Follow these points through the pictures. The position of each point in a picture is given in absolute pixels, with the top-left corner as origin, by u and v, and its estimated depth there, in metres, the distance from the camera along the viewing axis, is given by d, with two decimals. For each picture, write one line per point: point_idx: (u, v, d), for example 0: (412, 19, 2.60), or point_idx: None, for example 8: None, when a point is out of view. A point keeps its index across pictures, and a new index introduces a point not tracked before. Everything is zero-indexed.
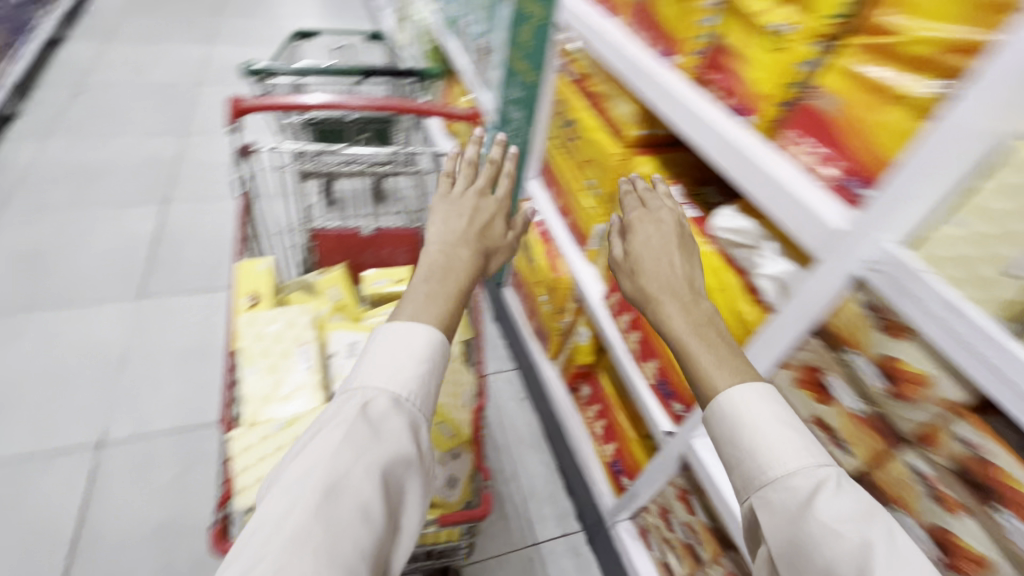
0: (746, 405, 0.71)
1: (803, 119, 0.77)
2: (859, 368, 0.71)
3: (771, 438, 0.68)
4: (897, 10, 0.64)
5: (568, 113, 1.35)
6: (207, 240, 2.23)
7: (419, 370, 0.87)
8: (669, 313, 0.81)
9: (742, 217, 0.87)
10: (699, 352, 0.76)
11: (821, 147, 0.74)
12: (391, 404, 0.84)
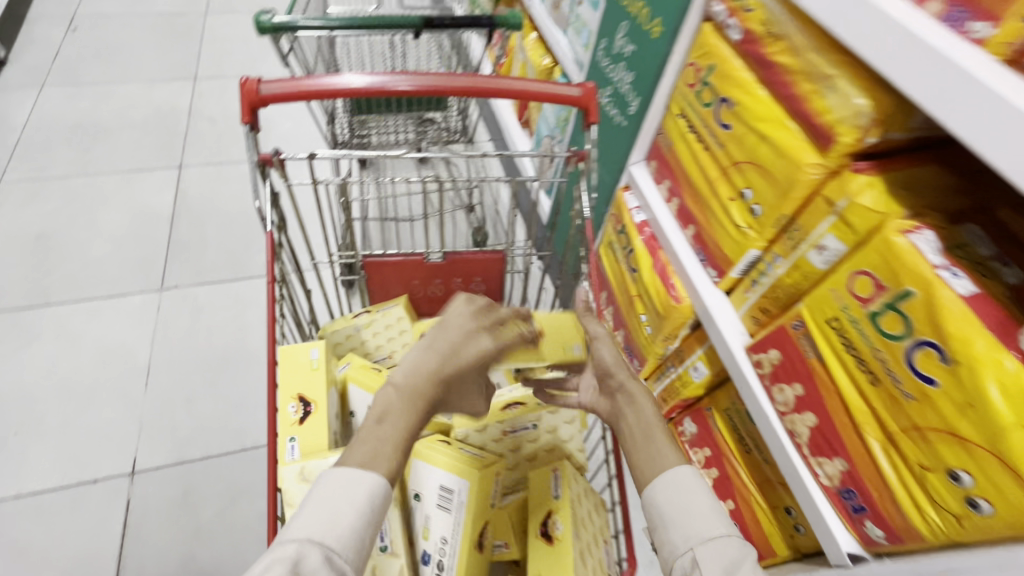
0: (667, 487, 0.65)
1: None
2: None
3: (705, 505, 0.63)
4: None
5: (718, 86, 0.92)
6: (233, 215, 1.92)
7: (349, 509, 0.56)
8: (632, 408, 0.73)
9: None
10: (654, 437, 0.70)
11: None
12: (319, 551, 0.53)
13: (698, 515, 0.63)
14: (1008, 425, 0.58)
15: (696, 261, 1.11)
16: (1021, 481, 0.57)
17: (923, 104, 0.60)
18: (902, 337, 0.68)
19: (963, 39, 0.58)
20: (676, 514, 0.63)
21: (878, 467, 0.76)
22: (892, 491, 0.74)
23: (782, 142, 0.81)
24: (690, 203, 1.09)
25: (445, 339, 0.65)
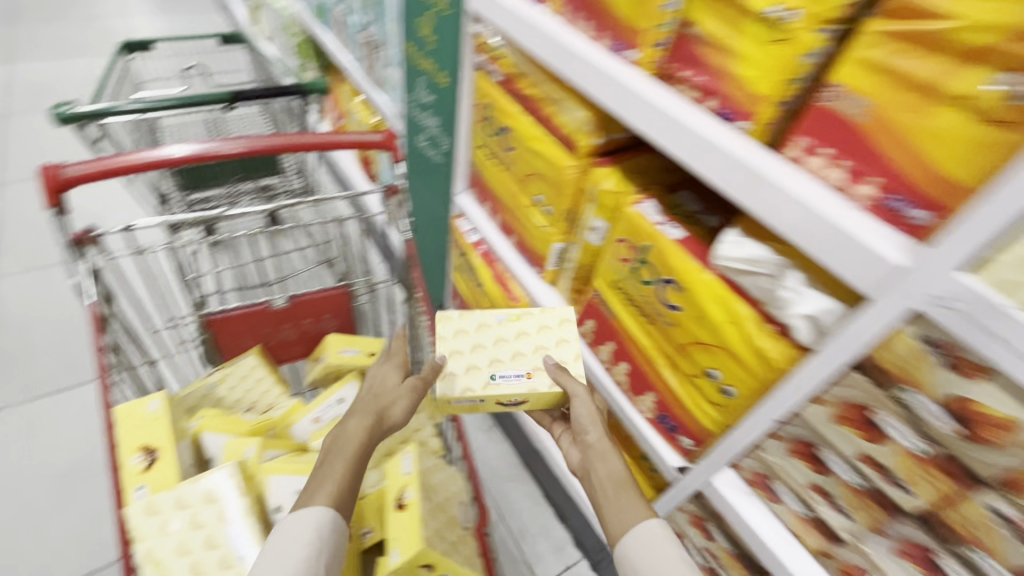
0: (643, 536, 0.76)
1: (812, 124, 0.64)
2: (917, 411, 0.62)
3: (669, 547, 0.74)
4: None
5: (498, 119, 1.13)
6: (63, 319, 1.77)
7: (302, 552, 0.68)
8: (600, 466, 0.87)
9: (732, 239, 0.74)
10: (622, 492, 0.83)
11: (848, 160, 0.61)
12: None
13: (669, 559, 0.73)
14: (718, 322, 0.79)
15: (524, 263, 1.29)
16: (741, 360, 0.78)
17: (618, 110, 0.83)
18: (653, 281, 0.89)
19: (625, 63, 0.82)
20: (642, 557, 0.74)
21: (670, 388, 0.96)
22: (681, 403, 0.94)
23: (546, 152, 1.01)
24: (507, 216, 1.28)
25: (387, 395, 0.89)
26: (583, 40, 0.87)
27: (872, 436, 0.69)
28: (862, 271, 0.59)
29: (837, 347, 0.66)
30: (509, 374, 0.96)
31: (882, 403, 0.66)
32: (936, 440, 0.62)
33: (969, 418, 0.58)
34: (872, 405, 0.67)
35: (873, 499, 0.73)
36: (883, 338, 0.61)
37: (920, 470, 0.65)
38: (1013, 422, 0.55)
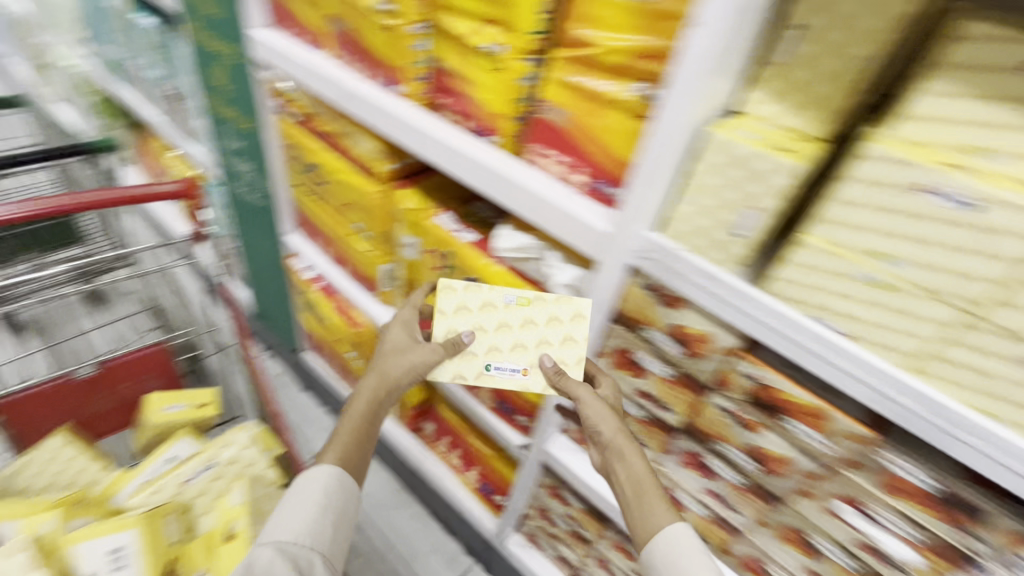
0: (665, 546, 0.70)
1: (540, 133, 0.79)
2: (655, 342, 0.80)
3: (703, 565, 0.68)
4: (583, 24, 0.69)
5: (306, 156, 1.18)
6: None
7: (315, 509, 0.75)
8: (620, 468, 0.77)
9: (505, 233, 0.88)
10: (648, 497, 0.74)
11: (565, 158, 0.77)
12: (279, 550, 0.70)
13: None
14: None
15: (362, 291, 1.34)
16: None
17: (395, 135, 0.93)
18: (461, 283, 1.01)
19: (393, 95, 0.93)
20: (667, 567, 0.69)
21: None
22: None
23: (351, 181, 1.09)
24: (337, 248, 1.33)
25: (398, 351, 0.87)
26: (357, 78, 0.97)
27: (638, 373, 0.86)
28: (581, 237, 0.75)
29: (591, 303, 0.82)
30: (505, 365, 0.84)
31: (636, 343, 0.83)
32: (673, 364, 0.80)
33: (685, 340, 0.76)
34: (630, 347, 0.84)
35: (654, 425, 0.91)
36: (619, 290, 0.78)
37: (671, 392, 0.83)
38: (706, 335, 0.74)
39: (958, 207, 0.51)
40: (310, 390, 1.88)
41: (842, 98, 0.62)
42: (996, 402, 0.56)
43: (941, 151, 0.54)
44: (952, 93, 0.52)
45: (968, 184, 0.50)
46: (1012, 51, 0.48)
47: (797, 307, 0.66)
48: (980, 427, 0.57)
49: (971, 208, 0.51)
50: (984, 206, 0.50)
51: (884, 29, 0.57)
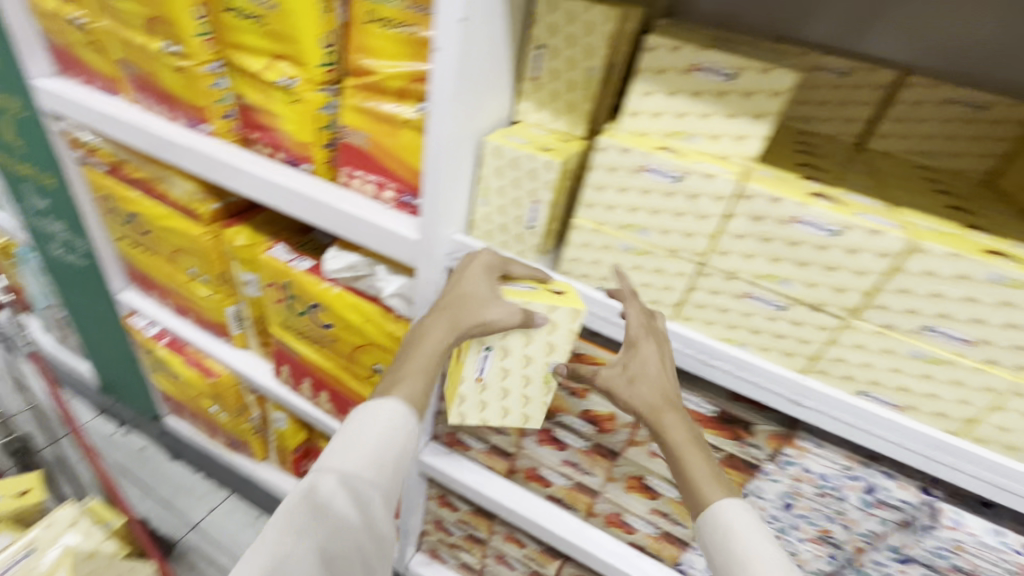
0: (718, 528, 0.58)
1: (346, 157, 0.84)
2: None
3: (767, 551, 0.55)
4: (364, 55, 0.76)
5: (123, 207, 1.12)
6: None
7: (373, 445, 0.64)
8: (675, 439, 0.64)
9: (335, 254, 0.91)
10: (697, 472, 0.62)
11: (372, 177, 0.83)
12: (335, 489, 0.63)
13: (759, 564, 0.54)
14: (357, 324, 0.96)
15: (215, 338, 1.28)
16: (384, 346, 0.96)
17: (206, 173, 0.93)
18: (306, 310, 1.01)
19: (197, 133, 0.93)
20: (726, 551, 0.57)
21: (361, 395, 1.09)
22: None
23: (175, 226, 1.05)
24: (177, 299, 1.26)
25: (471, 297, 0.69)
26: (158, 120, 0.95)
27: None
28: (393, 247, 0.80)
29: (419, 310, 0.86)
30: (478, 367, 0.72)
31: None
32: None
33: None
34: None
35: None
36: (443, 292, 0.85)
37: None
38: None
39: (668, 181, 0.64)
40: (180, 458, 1.73)
41: (586, 105, 0.75)
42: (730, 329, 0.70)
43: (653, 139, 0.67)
44: (649, 94, 0.66)
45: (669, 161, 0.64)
46: (679, 56, 0.62)
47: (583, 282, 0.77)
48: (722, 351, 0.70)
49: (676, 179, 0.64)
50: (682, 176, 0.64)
51: (603, 47, 0.70)
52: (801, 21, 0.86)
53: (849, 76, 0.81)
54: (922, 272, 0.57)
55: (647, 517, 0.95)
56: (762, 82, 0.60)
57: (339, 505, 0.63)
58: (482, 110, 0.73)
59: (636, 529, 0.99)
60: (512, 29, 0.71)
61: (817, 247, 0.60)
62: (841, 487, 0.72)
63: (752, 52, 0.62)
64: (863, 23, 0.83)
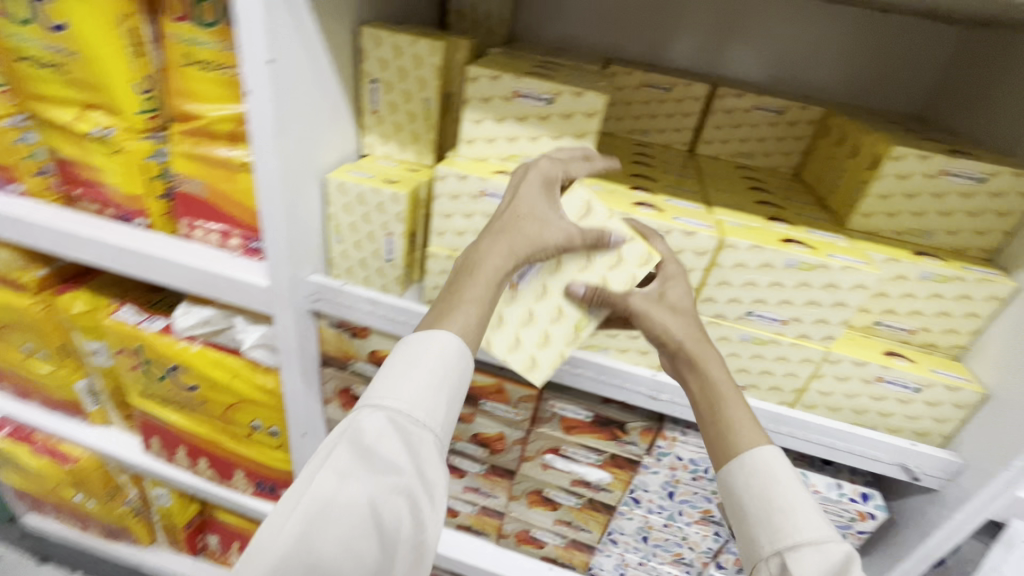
0: (756, 478, 0.55)
1: (184, 207, 0.78)
2: (361, 373, 0.85)
3: (802, 502, 0.53)
4: (186, 99, 0.72)
5: None
6: None
7: (428, 376, 0.54)
8: (706, 379, 0.59)
9: (186, 310, 0.84)
10: (733, 405, 0.58)
11: (214, 225, 0.78)
12: (385, 427, 0.52)
13: (796, 518, 0.52)
14: (222, 381, 0.89)
15: (67, 418, 1.13)
16: (257, 400, 0.90)
17: (19, 238, 0.82)
18: (165, 373, 0.93)
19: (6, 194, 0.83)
20: (762, 503, 0.54)
21: (242, 455, 1.01)
22: (257, 463, 1.00)
23: None
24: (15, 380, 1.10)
25: (532, 217, 0.57)
26: None
27: None
28: (242, 294, 0.75)
29: (286, 356, 0.82)
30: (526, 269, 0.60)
31: (349, 378, 0.87)
32: None
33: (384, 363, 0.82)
34: (347, 383, 0.88)
35: None
36: (309, 334, 0.81)
37: None
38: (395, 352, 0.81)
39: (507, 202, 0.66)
40: (46, 561, 1.49)
41: (429, 135, 0.76)
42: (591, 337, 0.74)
43: (493, 163, 0.69)
44: (482, 120, 0.68)
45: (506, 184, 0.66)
46: (500, 84, 0.65)
47: None
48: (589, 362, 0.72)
49: None
50: None
51: (436, 78, 0.72)
52: (658, 48, 1.00)
53: (671, 91, 0.89)
54: (735, 264, 0.63)
55: (553, 528, 0.96)
56: (577, 105, 0.64)
57: (387, 450, 0.52)
58: (319, 148, 0.71)
59: (545, 541, 0.99)
60: (342, 66, 0.71)
61: None
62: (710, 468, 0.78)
63: (567, 78, 0.66)
64: (714, 45, 0.97)
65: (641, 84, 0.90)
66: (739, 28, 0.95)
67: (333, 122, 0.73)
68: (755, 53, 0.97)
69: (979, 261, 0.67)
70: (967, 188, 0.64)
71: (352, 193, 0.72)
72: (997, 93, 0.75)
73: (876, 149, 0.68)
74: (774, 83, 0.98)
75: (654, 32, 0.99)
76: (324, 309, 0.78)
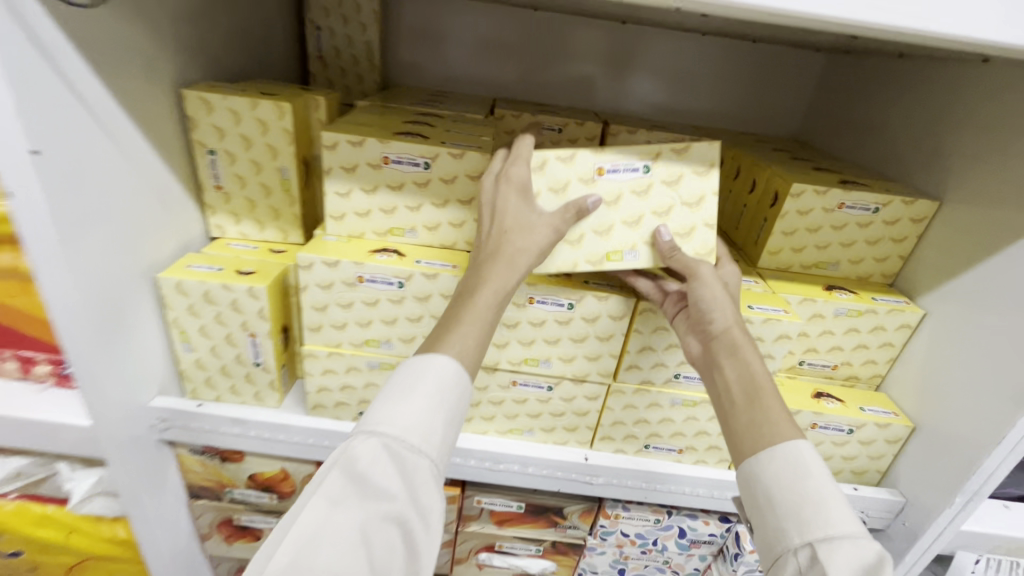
0: (782, 463, 0.44)
1: None
2: (241, 500, 0.69)
3: (841, 498, 0.42)
4: None
5: None
6: None
7: (430, 396, 0.44)
8: (747, 367, 0.50)
9: None
10: (767, 400, 0.48)
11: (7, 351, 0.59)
12: (382, 450, 0.41)
13: (833, 510, 0.41)
14: (53, 542, 0.69)
15: None
16: (107, 557, 0.71)
17: None
18: None
19: None
20: (789, 491, 0.43)
21: None
22: None
23: None
24: None
25: (523, 223, 0.50)
26: None
27: (249, 535, 0.73)
28: (57, 438, 0.58)
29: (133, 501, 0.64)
30: (623, 163, 0.53)
31: (227, 508, 0.70)
32: (274, 509, 0.71)
33: (269, 486, 0.67)
34: (225, 514, 0.71)
35: None
36: (163, 468, 0.64)
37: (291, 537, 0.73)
38: (279, 471, 0.66)
39: (391, 287, 0.56)
40: None
41: (291, 208, 0.64)
42: (511, 420, 0.64)
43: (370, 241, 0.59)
44: (350, 192, 0.57)
45: (385, 267, 0.55)
46: (365, 149, 0.54)
47: (338, 410, 0.64)
48: (513, 453, 0.62)
49: (399, 285, 0.56)
50: (404, 282, 0.55)
51: (289, 143, 0.60)
52: (548, 84, 0.96)
53: (564, 131, 0.84)
54: (654, 330, 0.58)
55: None
56: (459, 167, 0.55)
57: (387, 473, 0.41)
58: (143, 241, 0.56)
59: None
60: (164, 139, 0.57)
61: (560, 324, 0.57)
62: (659, 540, 0.70)
63: (443, 136, 0.57)
64: (603, 78, 0.95)
65: (530, 126, 0.84)
66: (632, 59, 0.94)
67: (159, 207, 0.58)
68: (646, 83, 0.95)
69: (883, 288, 0.67)
70: (863, 219, 0.64)
71: (195, 292, 0.58)
72: (868, 114, 0.77)
73: (775, 186, 0.66)
74: (662, 111, 0.97)
75: (549, 67, 0.95)
76: (178, 437, 0.62)
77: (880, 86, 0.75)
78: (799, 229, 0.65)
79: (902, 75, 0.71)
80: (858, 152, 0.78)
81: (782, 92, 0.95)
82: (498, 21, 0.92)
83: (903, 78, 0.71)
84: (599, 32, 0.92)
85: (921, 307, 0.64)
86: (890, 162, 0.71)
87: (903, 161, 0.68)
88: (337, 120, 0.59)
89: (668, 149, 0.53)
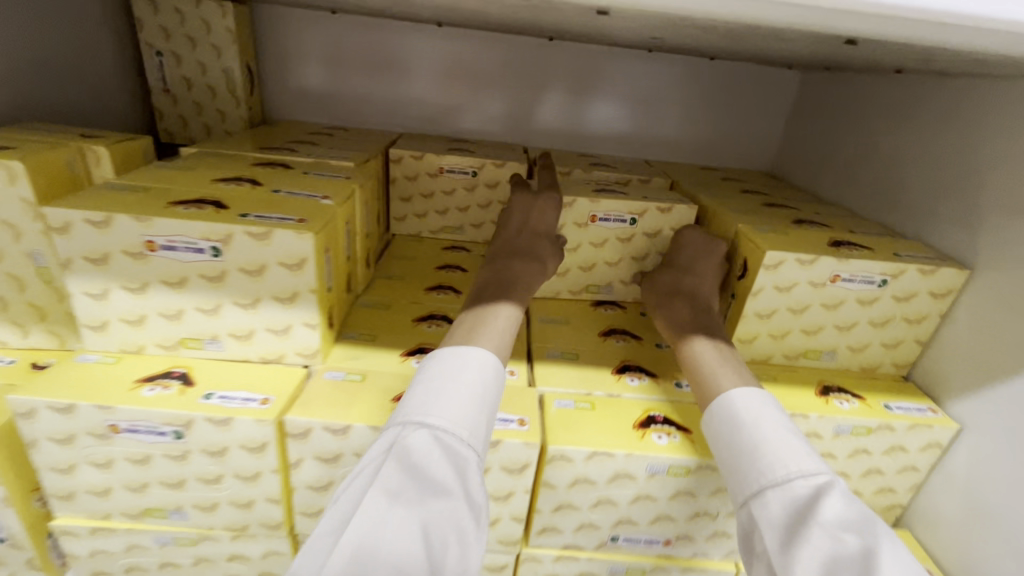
0: (728, 414, 0.37)
1: None
2: None
3: (781, 433, 0.35)
4: None
5: None
6: None
7: (473, 379, 0.36)
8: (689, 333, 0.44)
9: None
10: (707, 357, 0.42)
11: None
12: (435, 439, 0.33)
13: (770, 452, 0.34)
14: None
15: None
16: None
17: None
18: None
19: None
20: (733, 441, 0.36)
21: None
22: None
23: None
24: None
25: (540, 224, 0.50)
26: None
27: None
28: None
29: None
30: (614, 213, 0.52)
31: None
32: None
33: None
34: None
35: None
36: None
37: None
38: None
39: (166, 438, 0.36)
40: None
41: (59, 305, 0.45)
42: None
43: (151, 359, 0.40)
44: (108, 294, 0.38)
45: (150, 411, 0.36)
46: (115, 233, 0.35)
47: None
48: None
49: (178, 436, 0.36)
50: (184, 432, 0.36)
51: (32, 219, 0.41)
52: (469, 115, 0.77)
53: (479, 174, 0.66)
54: (572, 481, 0.39)
55: None
56: (265, 252, 0.37)
57: (449, 468, 0.32)
58: None
59: None
60: None
61: None
62: None
63: (249, 204, 0.39)
64: (538, 105, 0.77)
65: (436, 170, 0.67)
66: (592, 81, 0.77)
67: None
68: (592, 110, 0.78)
69: (895, 384, 0.49)
70: (867, 295, 0.46)
71: None
72: (868, 146, 0.60)
73: (744, 250, 0.48)
74: (612, 141, 0.80)
75: (484, 94, 0.76)
76: None
77: (879, 111, 0.59)
78: (781, 311, 0.47)
79: (909, 98, 0.55)
80: (852, 195, 0.61)
81: (752, 119, 0.79)
82: (425, 40, 0.74)
83: (911, 103, 0.54)
84: (547, 47, 0.75)
85: (951, 416, 0.46)
86: (900, 209, 0.54)
87: (918, 209, 0.52)
88: (101, 183, 0.40)
89: (654, 207, 0.52)
